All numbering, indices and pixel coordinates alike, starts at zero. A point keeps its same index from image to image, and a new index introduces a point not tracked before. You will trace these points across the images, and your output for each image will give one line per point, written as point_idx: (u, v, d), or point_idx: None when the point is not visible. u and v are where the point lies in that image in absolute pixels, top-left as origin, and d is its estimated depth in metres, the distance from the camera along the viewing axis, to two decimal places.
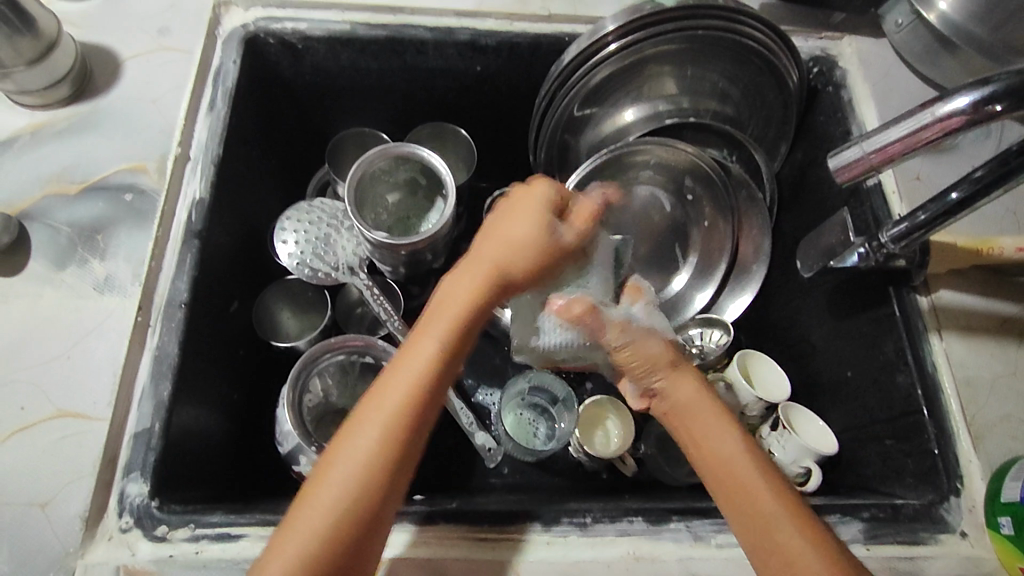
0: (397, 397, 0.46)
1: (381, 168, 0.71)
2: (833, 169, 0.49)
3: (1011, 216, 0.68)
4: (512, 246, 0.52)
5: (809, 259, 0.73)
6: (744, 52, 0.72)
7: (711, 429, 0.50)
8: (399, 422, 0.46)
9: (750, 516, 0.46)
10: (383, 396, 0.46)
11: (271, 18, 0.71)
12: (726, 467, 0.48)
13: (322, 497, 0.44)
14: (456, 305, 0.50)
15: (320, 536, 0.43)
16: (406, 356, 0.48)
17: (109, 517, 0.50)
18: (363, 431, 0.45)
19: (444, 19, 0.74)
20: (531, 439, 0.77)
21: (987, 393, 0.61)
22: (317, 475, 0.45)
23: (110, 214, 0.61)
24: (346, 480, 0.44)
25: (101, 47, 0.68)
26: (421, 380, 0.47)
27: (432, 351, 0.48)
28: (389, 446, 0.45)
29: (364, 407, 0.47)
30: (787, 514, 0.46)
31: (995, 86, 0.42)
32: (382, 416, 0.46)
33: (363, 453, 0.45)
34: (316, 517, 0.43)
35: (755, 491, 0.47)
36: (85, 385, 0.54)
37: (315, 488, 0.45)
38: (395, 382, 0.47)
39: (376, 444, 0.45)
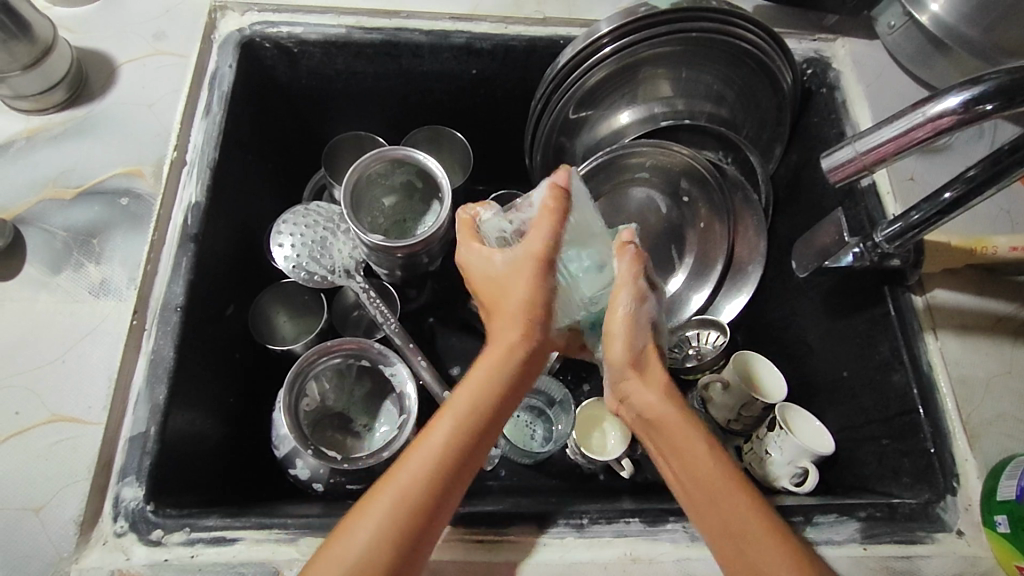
0: (423, 463, 0.45)
1: (377, 171, 0.71)
2: (826, 169, 0.49)
3: (1005, 216, 0.68)
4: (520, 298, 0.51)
5: (804, 259, 0.72)
6: (738, 54, 0.73)
7: (676, 434, 0.49)
8: (431, 481, 0.45)
9: (711, 515, 0.47)
10: (423, 440, 0.46)
11: (267, 23, 0.72)
12: (687, 476, 0.48)
13: (356, 548, 0.42)
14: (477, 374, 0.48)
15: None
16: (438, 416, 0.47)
17: (103, 522, 0.50)
18: (400, 480, 0.44)
19: (440, 22, 0.74)
20: (525, 441, 0.77)
21: (983, 392, 0.62)
22: (352, 522, 0.44)
23: (105, 218, 0.61)
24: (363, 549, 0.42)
25: (96, 51, 0.68)
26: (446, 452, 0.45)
27: (454, 421, 0.46)
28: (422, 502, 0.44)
29: (406, 456, 0.46)
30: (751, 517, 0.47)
31: (985, 86, 0.43)
32: (433, 457, 0.45)
33: (395, 506, 0.43)
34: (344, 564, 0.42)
35: (721, 496, 0.47)
36: (79, 389, 0.54)
37: (347, 538, 0.43)
38: (438, 433, 0.46)
39: (412, 496, 0.44)
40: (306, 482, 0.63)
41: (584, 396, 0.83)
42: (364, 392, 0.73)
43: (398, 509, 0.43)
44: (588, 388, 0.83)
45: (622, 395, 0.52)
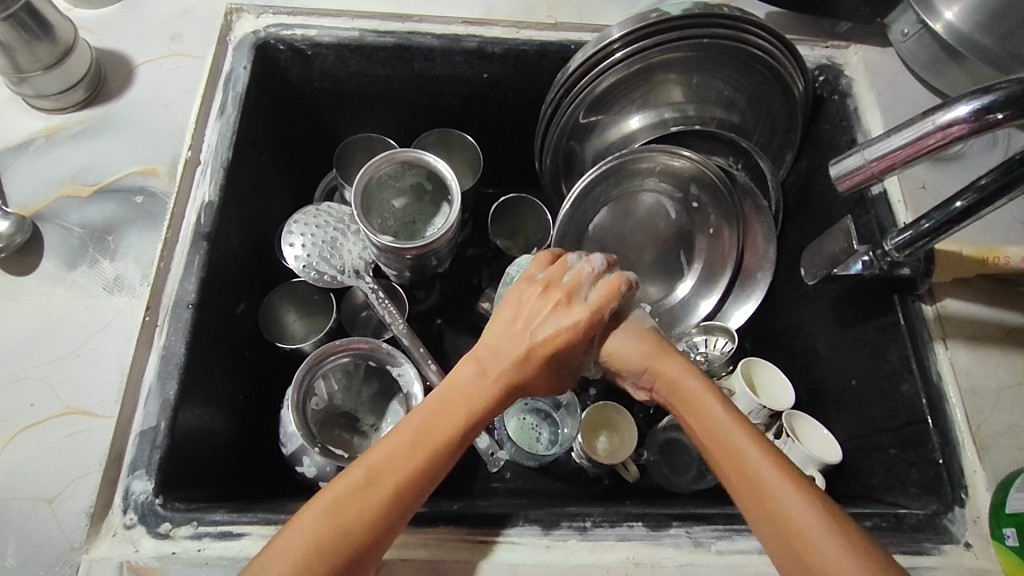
0: (420, 457, 0.48)
1: (388, 173, 0.72)
2: (834, 177, 0.49)
3: (1018, 226, 0.67)
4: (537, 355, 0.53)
5: (813, 266, 0.72)
6: (750, 60, 0.73)
7: (716, 418, 0.50)
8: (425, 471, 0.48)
9: (756, 501, 0.46)
10: (434, 424, 0.49)
11: (282, 26, 0.73)
12: (734, 464, 0.48)
13: (348, 504, 0.44)
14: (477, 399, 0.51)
15: (328, 542, 0.43)
16: (438, 422, 0.49)
17: (113, 513, 0.50)
18: (400, 450, 0.47)
19: (452, 27, 0.75)
20: (530, 441, 0.77)
21: (993, 403, 0.61)
22: (352, 475, 0.46)
23: (121, 215, 0.62)
24: (354, 520, 0.44)
25: (114, 52, 0.70)
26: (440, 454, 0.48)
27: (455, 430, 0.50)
28: (415, 481, 0.47)
29: (413, 431, 0.48)
30: (787, 485, 0.45)
31: (994, 96, 0.43)
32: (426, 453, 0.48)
33: (395, 474, 0.46)
34: (336, 515, 0.44)
35: (761, 484, 0.46)
36: (92, 383, 0.54)
37: (343, 489, 0.45)
38: (449, 425, 0.50)
39: (414, 470, 0.47)
40: (311, 479, 0.64)
41: (590, 399, 0.83)
42: (372, 392, 0.73)
43: (398, 479, 0.46)
44: (595, 392, 0.83)
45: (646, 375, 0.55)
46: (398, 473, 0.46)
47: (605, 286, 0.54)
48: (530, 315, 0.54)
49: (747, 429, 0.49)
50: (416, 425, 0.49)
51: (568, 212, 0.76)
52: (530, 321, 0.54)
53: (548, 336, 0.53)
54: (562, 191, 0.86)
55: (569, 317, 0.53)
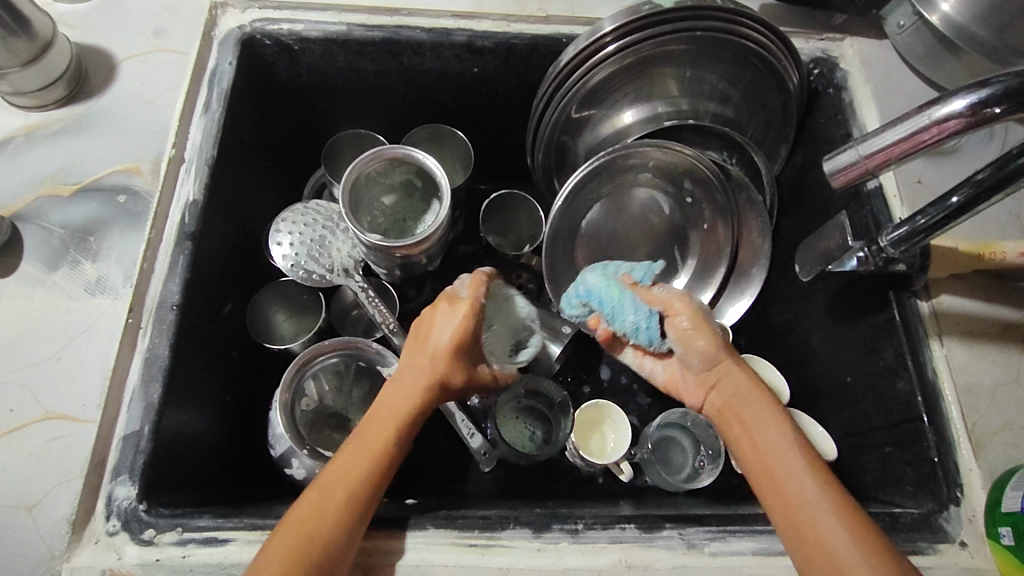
0: (358, 465, 0.51)
1: (377, 170, 0.70)
2: (828, 173, 0.48)
3: (1015, 220, 0.67)
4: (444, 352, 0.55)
5: (809, 263, 0.71)
6: (744, 54, 0.72)
7: (760, 419, 0.55)
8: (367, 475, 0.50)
9: (784, 501, 0.50)
10: (370, 438, 0.53)
11: (268, 20, 0.71)
12: (774, 463, 0.52)
13: (308, 518, 0.47)
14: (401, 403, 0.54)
15: (297, 553, 0.45)
16: (368, 433, 0.53)
17: (95, 520, 0.50)
18: (347, 464, 0.51)
19: (442, 20, 0.73)
20: (516, 436, 0.76)
21: (989, 400, 0.60)
22: (309, 494, 0.49)
23: (104, 215, 0.61)
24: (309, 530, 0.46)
25: (96, 48, 0.68)
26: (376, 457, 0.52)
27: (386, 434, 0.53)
28: (363, 489, 0.50)
29: (355, 448, 0.52)
30: (828, 503, 0.48)
31: (992, 89, 0.42)
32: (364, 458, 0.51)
33: (347, 484, 0.49)
34: (301, 528, 0.46)
35: (794, 486, 0.50)
36: (74, 387, 0.53)
37: (301, 506, 0.48)
38: (383, 436, 0.53)
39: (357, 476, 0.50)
40: (301, 481, 0.62)
41: (583, 397, 0.83)
42: (362, 392, 0.72)
43: (349, 489, 0.49)
44: (589, 390, 0.83)
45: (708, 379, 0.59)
46: (349, 482, 0.50)
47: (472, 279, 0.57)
48: (427, 326, 0.57)
49: (805, 452, 0.52)
50: (357, 443, 0.52)
51: (562, 209, 0.75)
52: (426, 332, 0.57)
53: (446, 338, 0.55)
54: (554, 187, 0.85)
55: (458, 318, 0.55)
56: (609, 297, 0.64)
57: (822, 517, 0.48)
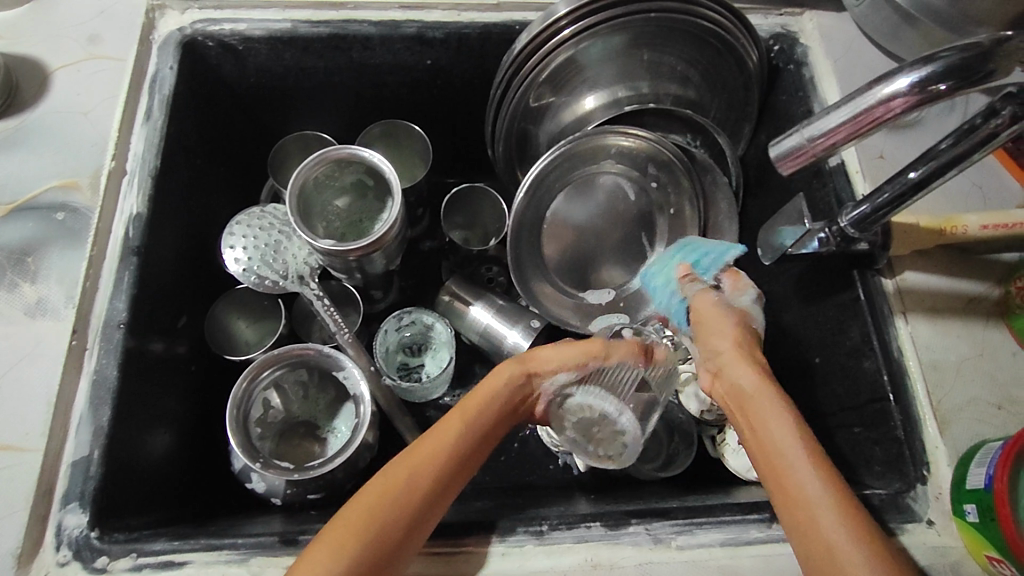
0: (436, 457, 0.50)
1: (325, 173, 0.69)
2: (775, 159, 0.46)
3: (977, 192, 0.66)
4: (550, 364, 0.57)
5: (769, 246, 0.70)
6: (701, 34, 0.70)
7: (765, 410, 0.49)
8: (440, 471, 0.49)
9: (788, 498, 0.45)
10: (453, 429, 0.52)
11: (208, 21, 0.69)
12: (779, 457, 0.46)
13: (392, 490, 0.47)
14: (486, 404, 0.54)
15: (357, 531, 0.45)
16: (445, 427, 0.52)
17: (45, 551, 0.48)
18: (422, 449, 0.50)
19: (389, 12, 0.71)
20: (574, 408, 0.59)
21: (954, 376, 0.60)
22: (391, 467, 0.49)
23: (41, 234, 0.59)
24: (375, 518, 0.45)
25: (27, 58, 0.65)
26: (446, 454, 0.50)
27: (462, 433, 0.52)
28: (436, 477, 0.49)
29: (440, 430, 0.51)
30: (834, 505, 0.43)
31: (935, 66, 0.41)
32: (444, 451, 0.50)
33: (420, 466, 0.49)
34: (359, 514, 0.45)
35: (800, 486, 0.45)
36: (17, 415, 0.52)
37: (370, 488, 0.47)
38: (459, 427, 0.52)
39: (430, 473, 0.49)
40: (263, 494, 0.63)
41: None
42: (328, 398, 0.71)
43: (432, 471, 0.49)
44: None
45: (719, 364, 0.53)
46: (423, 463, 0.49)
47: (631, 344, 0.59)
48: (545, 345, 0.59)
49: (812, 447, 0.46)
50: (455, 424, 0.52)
51: (524, 200, 0.73)
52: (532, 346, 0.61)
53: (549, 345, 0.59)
54: (518, 178, 0.84)
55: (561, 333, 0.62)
56: (660, 277, 0.68)
57: (826, 521, 0.43)
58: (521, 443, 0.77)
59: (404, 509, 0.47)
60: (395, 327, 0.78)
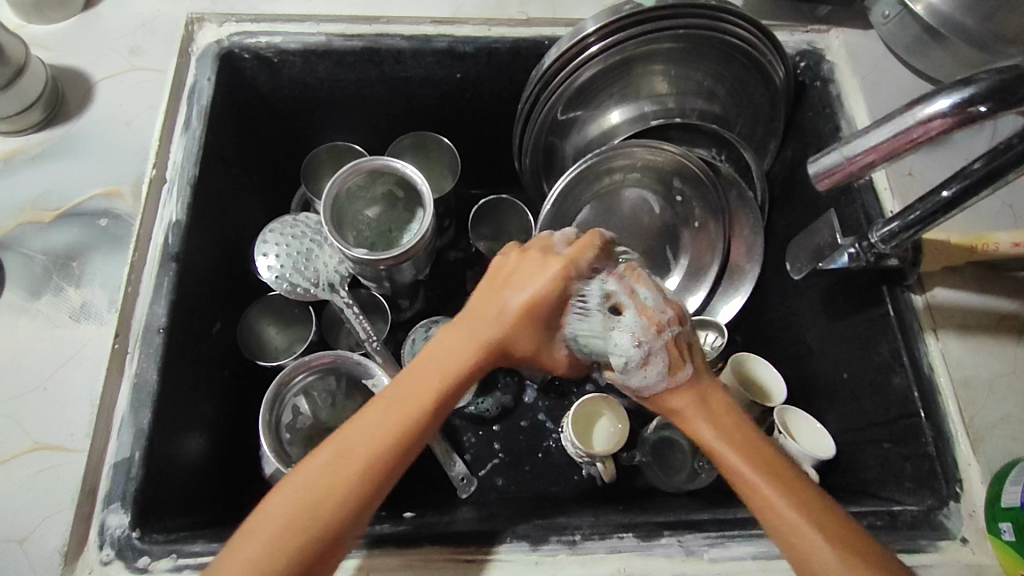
0: (387, 428, 0.46)
1: (357, 184, 0.70)
2: (812, 176, 0.47)
3: (1007, 210, 0.66)
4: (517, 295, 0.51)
5: (798, 260, 0.72)
6: (729, 50, 0.71)
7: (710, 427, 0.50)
8: (393, 449, 0.46)
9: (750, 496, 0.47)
10: (419, 396, 0.47)
11: (245, 33, 0.71)
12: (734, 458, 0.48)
13: (339, 477, 0.44)
14: (453, 363, 0.49)
15: (300, 523, 0.42)
16: (407, 387, 0.48)
17: (88, 551, 0.49)
18: (374, 423, 0.46)
19: (421, 27, 0.73)
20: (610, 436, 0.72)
21: (986, 393, 0.60)
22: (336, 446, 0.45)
23: (85, 240, 0.60)
24: (311, 503, 0.43)
25: (71, 69, 0.67)
26: (405, 429, 0.46)
27: (428, 397, 0.48)
28: (390, 455, 0.45)
29: (400, 399, 0.47)
30: (795, 500, 0.46)
31: (975, 88, 0.41)
32: (390, 424, 0.46)
33: (368, 447, 0.45)
34: (308, 502, 0.43)
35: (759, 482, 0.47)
36: (61, 417, 0.53)
37: (319, 462, 0.44)
38: (432, 388, 0.48)
39: (381, 452, 0.45)
40: None
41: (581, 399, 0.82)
42: (356, 404, 0.69)
43: (380, 451, 0.45)
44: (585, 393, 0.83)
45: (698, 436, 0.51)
46: (367, 440, 0.45)
47: (583, 242, 0.53)
48: (506, 275, 0.53)
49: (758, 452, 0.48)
50: (418, 393, 0.48)
51: (551, 212, 0.74)
52: (507, 287, 0.52)
53: (526, 299, 0.51)
54: (543, 190, 0.85)
55: (547, 275, 0.51)
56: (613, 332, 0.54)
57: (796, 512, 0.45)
58: (544, 454, 0.78)
59: (346, 495, 0.44)
60: (423, 336, 0.78)
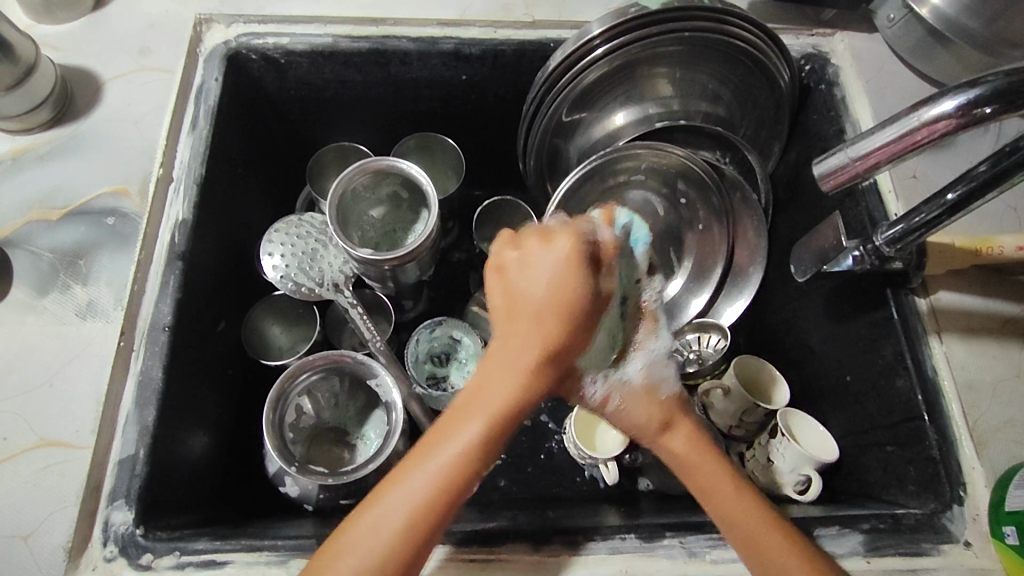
0: (429, 483, 0.41)
1: (363, 184, 0.71)
2: (817, 177, 0.47)
3: (1012, 214, 0.66)
4: (525, 293, 0.43)
5: (804, 262, 0.70)
6: (734, 53, 0.71)
7: (710, 480, 0.47)
8: (444, 500, 0.41)
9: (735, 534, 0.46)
10: (468, 446, 0.42)
11: (252, 34, 0.71)
12: (726, 503, 0.46)
13: (396, 541, 0.40)
14: (496, 395, 0.43)
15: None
16: (446, 427, 0.43)
17: (93, 547, 0.49)
18: (440, 461, 0.41)
19: (427, 29, 0.73)
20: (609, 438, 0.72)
21: (989, 397, 0.59)
22: (378, 502, 0.42)
23: (92, 238, 0.61)
24: (364, 568, 0.40)
25: (80, 69, 0.68)
26: (454, 476, 0.42)
27: (470, 437, 0.42)
28: (439, 511, 0.41)
29: (436, 440, 0.43)
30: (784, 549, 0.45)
31: (981, 90, 0.41)
32: (434, 479, 0.41)
33: (421, 507, 0.41)
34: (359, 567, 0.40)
35: (751, 526, 0.46)
36: (68, 413, 0.53)
37: (371, 527, 0.41)
38: (474, 422, 0.42)
39: (428, 507, 0.41)
40: (296, 499, 0.66)
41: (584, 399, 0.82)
42: (358, 405, 0.72)
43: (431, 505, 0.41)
44: None
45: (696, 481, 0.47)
46: (445, 479, 0.41)
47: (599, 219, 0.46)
48: (514, 267, 0.44)
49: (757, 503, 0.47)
50: (472, 437, 0.42)
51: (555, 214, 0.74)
52: (518, 277, 0.44)
53: (530, 295, 0.43)
54: (547, 191, 0.85)
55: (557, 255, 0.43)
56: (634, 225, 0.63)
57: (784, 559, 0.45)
58: (546, 455, 0.78)
59: (393, 557, 0.40)
60: (427, 336, 0.79)
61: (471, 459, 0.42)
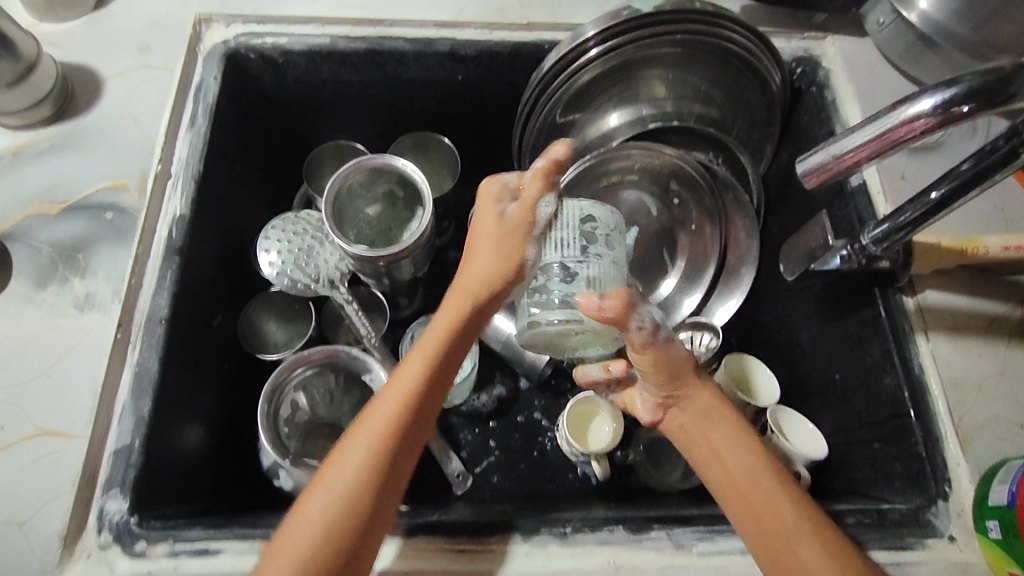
0: (386, 419, 0.46)
1: (359, 181, 0.72)
2: (800, 174, 0.48)
3: (999, 215, 0.67)
4: (474, 255, 0.50)
5: (791, 262, 0.73)
6: (726, 55, 0.72)
7: (727, 438, 0.53)
8: (397, 426, 0.46)
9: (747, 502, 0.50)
10: (414, 384, 0.47)
11: (251, 34, 0.72)
12: (741, 473, 0.51)
13: (365, 472, 0.45)
14: (439, 329, 0.49)
15: (323, 524, 0.43)
16: (397, 376, 0.48)
17: (88, 534, 0.50)
18: (397, 393, 0.47)
19: (424, 30, 0.74)
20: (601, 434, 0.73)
21: (974, 395, 0.60)
22: (343, 443, 0.47)
23: (91, 232, 0.61)
24: (337, 498, 0.44)
25: (81, 66, 0.69)
26: (408, 402, 0.47)
27: (416, 374, 0.48)
28: (394, 439, 0.46)
29: (388, 388, 0.48)
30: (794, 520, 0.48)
31: (959, 88, 0.42)
32: (389, 411, 0.46)
33: (379, 437, 0.46)
34: (332, 502, 0.44)
35: (766, 494, 0.49)
36: (64, 403, 0.54)
37: (339, 468, 0.45)
38: (420, 361, 0.48)
39: (384, 437, 0.46)
40: (289, 491, 0.65)
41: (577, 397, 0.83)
42: (352, 402, 0.72)
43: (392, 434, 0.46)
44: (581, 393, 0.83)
45: (714, 446, 0.53)
46: (402, 406, 0.47)
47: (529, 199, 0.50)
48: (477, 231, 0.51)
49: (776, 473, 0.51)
50: (419, 375, 0.48)
51: None
52: (476, 238, 0.51)
53: (482, 258, 0.50)
54: None
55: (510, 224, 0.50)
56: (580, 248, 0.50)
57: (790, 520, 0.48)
58: (539, 451, 0.79)
59: (357, 487, 0.44)
60: (422, 333, 0.79)
61: (422, 389, 0.48)
